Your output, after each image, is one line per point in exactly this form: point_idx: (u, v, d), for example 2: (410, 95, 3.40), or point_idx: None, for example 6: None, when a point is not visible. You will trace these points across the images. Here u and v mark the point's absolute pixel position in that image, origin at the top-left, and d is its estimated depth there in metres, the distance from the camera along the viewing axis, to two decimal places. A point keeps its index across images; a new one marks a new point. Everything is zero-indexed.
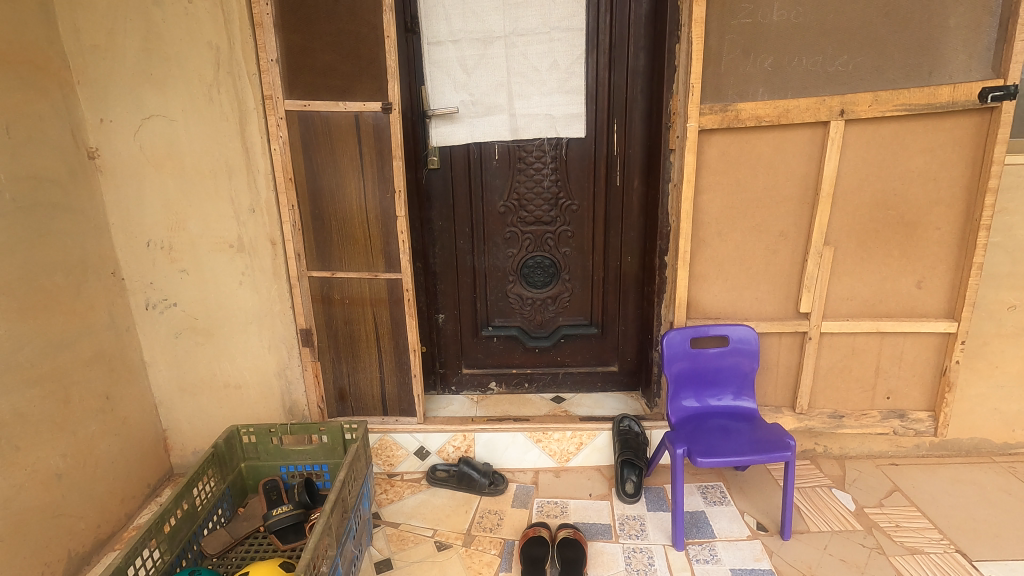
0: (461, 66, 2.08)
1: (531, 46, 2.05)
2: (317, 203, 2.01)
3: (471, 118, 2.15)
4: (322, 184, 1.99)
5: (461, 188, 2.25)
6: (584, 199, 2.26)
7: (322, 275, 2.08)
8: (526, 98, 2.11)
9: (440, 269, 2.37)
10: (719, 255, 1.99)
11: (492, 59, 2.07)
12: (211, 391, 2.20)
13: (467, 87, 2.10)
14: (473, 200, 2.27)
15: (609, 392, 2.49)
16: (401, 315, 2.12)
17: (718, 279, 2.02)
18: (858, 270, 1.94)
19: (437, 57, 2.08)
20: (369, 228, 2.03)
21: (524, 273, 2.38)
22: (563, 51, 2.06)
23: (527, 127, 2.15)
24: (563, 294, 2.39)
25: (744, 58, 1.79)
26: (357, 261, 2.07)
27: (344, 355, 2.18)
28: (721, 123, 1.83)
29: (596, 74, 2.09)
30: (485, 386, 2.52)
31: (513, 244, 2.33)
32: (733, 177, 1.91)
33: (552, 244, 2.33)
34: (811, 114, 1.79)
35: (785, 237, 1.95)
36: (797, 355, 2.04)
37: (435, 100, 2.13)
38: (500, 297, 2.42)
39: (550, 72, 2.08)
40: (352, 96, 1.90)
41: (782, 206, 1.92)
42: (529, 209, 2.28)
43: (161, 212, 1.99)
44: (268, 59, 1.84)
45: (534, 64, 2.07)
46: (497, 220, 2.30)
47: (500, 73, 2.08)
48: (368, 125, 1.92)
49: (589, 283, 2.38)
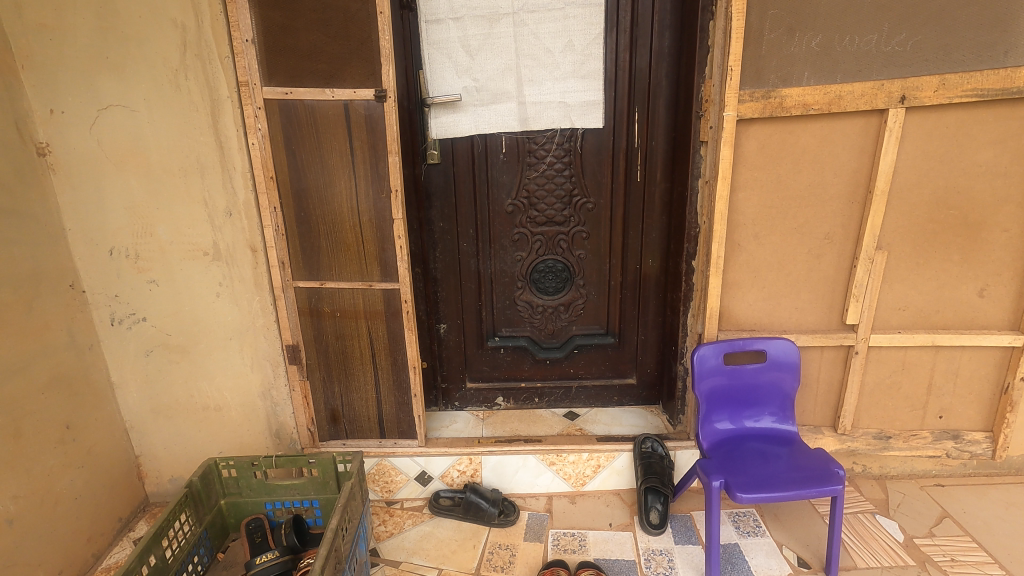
0: (463, 48, 1.84)
1: (543, 24, 1.81)
2: (302, 205, 1.75)
3: (474, 106, 1.91)
4: (307, 182, 1.73)
5: (464, 185, 2.02)
6: (600, 196, 2.04)
7: (309, 286, 1.83)
8: (537, 83, 1.88)
9: (441, 274, 2.13)
10: (756, 260, 1.78)
11: (499, 40, 1.83)
12: (188, 414, 1.98)
13: (470, 71, 1.87)
14: (477, 198, 2.04)
15: (626, 407, 2.29)
16: (400, 330, 1.88)
17: (755, 287, 1.81)
18: (914, 277, 1.72)
19: (434, 39, 1.84)
20: (362, 233, 1.77)
21: (533, 279, 2.15)
22: (579, 29, 1.82)
23: (538, 117, 1.91)
24: (577, 301, 2.17)
25: (789, 37, 1.58)
26: (349, 270, 1.81)
27: (336, 373, 1.94)
28: (763, 111, 1.62)
29: (615, 55, 1.87)
30: (490, 401, 2.29)
31: (523, 248, 2.11)
32: (774, 172, 1.69)
33: (566, 246, 2.10)
34: (866, 101, 1.58)
35: (831, 240, 1.73)
36: (840, 370, 1.83)
37: (434, 86, 1.89)
38: (507, 305, 2.19)
39: (564, 55, 1.84)
40: (339, 80, 1.64)
41: (829, 205, 1.70)
42: (540, 208, 2.05)
43: (125, 217, 1.75)
44: (242, 39, 1.59)
45: (546, 44, 1.83)
46: (505, 221, 2.07)
47: (509, 55, 1.84)
48: (359, 115, 1.66)
49: (605, 288, 2.16)
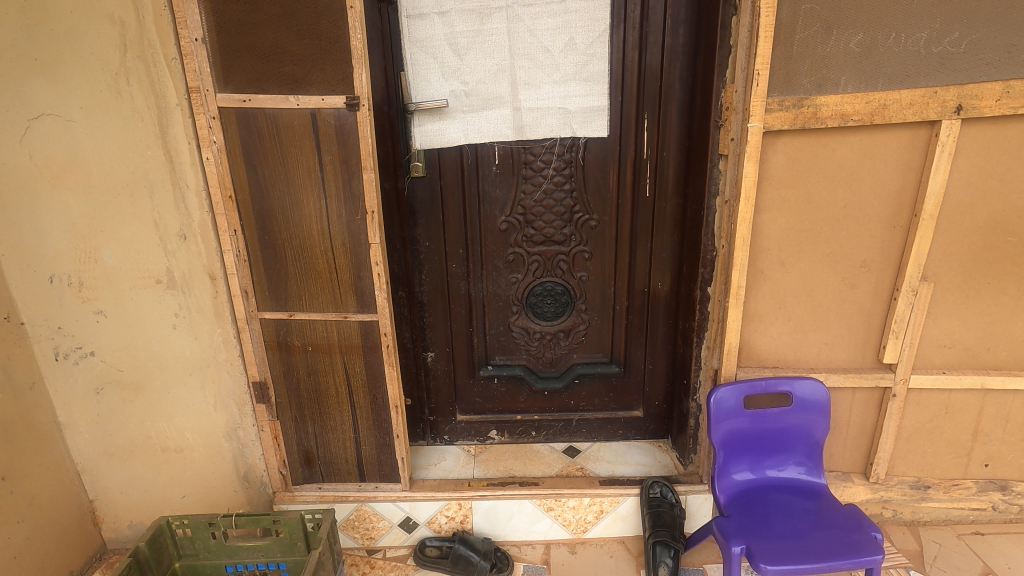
0: (450, 47, 1.62)
1: (540, 20, 1.59)
2: (266, 228, 1.54)
3: (463, 113, 1.69)
4: (270, 202, 1.51)
5: (453, 201, 1.81)
6: (605, 212, 1.83)
7: (276, 317, 1.62)
8: (534, 87, 1.66)
9: (427, 298, 1.92)
10: (781, 290, 1.57)
11: (491, 38, 1.61)
12: (146, 455, 1.78)
13: (458, 72, 1.64)
14: (468, 215, 1.83)
15: (632, 441, 2.09)
16: (379, 365, 1.68)
17: (779, 320, 1.60)
18: (962, 311, 1.51)
19: (416, 37, 1.62)
20: (334, 259, 1.56)
21: (530, 303, 1.94)
22: (581, 25, 1.60)
23: (534, 125, 1.70)
24: (578, 327, 1.97)
25: (826, 36, 1.36)
26: (321, 299, 1.60)
27: (309, 412, 1.74)
28: (794, 122, 1.40)
29: (621, 55, 1.65)
30: (483, 434, 2.10)
31: (518, 269, 1.90)
32: (805, 192, 1.48)
33: (566, 267, 1.89)
34: (916, 111, 1.36)
35: (868, 268, 1.52)
36: (874, 413, 1.63)
37: (417, 90, 1.67)
38: (501, 331, 1.98)
39: (564, 55, 1.63)
40: (304, 85, 1.41)
41: (867, 229, 1.49)
42: (538, 226, 1.84)
43: (65, 240, 1.54)
44: (190, 38, 1.36)
45: (543, 43, 1.62)
46: (498, 239, 1.86)
47: (502, 55, 1.63)
48: (328, 125, 1.43)
49: (609, 313, 1.96)
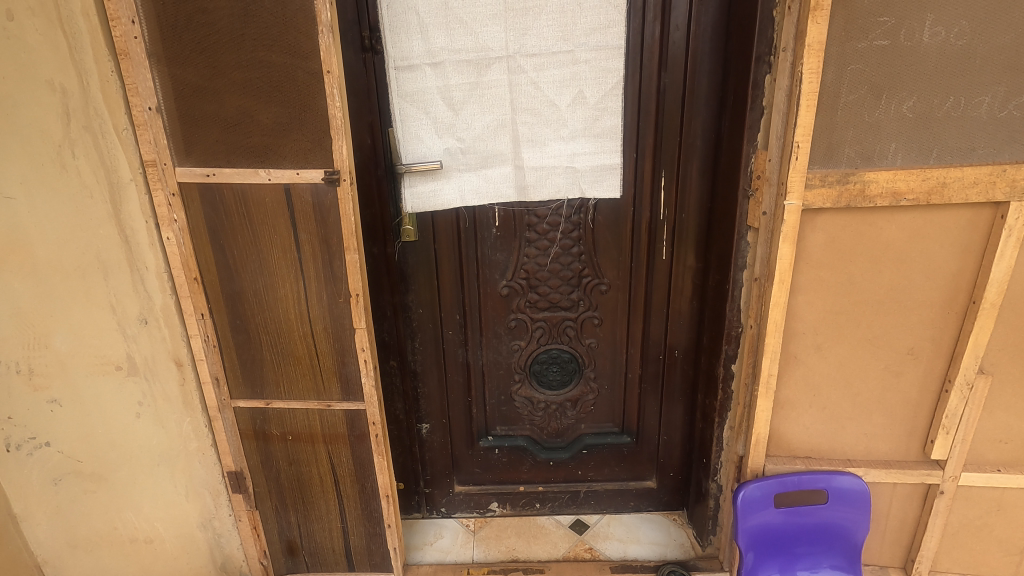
0: (444, 101, 1.44)
1: (545, 71, 1.42)
2: (237, 311, 1.36)
3: (460, 172, 1.51)
4: (242, 284, 1.33)
5: (449, 265, 1.64)
6: (616, 276, 1.66)
7: (252, 406, 1.45)
8: (538, 144, 1.48)
9: (421, 367, 1.76)
10: (816, 376, 1.40)
11: (490, 91, 1.44)
12: (112, 547, 1.58)
13: (453, 129, 1.46)
14: (465, 280, 1.66)
15: (644, 514, 1.94)
16: (368, 454, 1.51)
17: (813, 408, 1.43)
18: (1021, 404, 1.35)
19: (407, 90, 1.43)
20: (315, 345, 1.38)
21: (534, 371, 1.77)
22: (590, 78, 1.43)
23: (539, 185, 1.52)
24: (586, 397, 1.80)
25: (875, 103, 1.18)
26: (301, 387, 1.43)
27: (292, 502, 1.58)
28: (838, 200, 1.22)
29: (634, 109, 1.48)
30: (483, 506, 1.94)
31: (521, 336, 1.73)
32: (848, 273, 1.30)
33: (573, 334, 1.73)
34: (978, 190, 1.19)
35: (916, 356, 1.35)
36: (917, 509, 1.47)
37: (407, 147, 1.48)
38: (502, 400, 1.81)
39: (572, 110, 1.45)
40: (277, 158, 1.23)
41: (917, 315, 1.31)
42: (543, 291, 1.67)
43: (11, 326, 1.33)
44: (143, 107, 1.18)
45: (549, 96, 1.44)
46: (499, 305, 1.69)
47: (503, 110, 1.45)
48: (305, 202, 1.26)
49: (621, 381, 1.79)
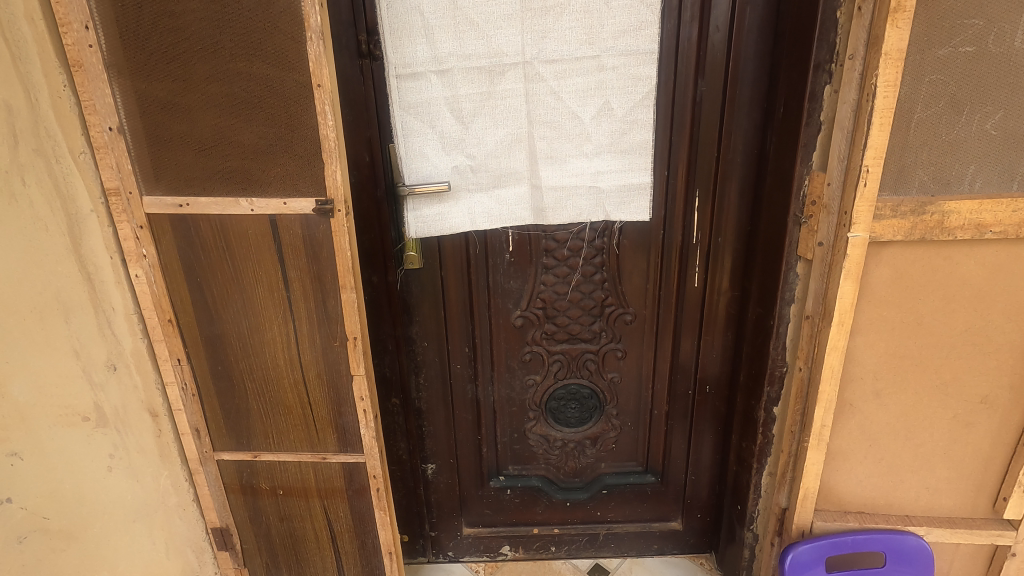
0: (453, 114, 1.27)
1: (567, 79, 1.25)
2: (219, 356, 1.20)
3: (469, 193, 1.34)
4: (223, 326, 1.17)
5: (457, 294, 1.47)
6: (643, 305, 1.50)
7: (238, 458, 1.29)
8: (558, 162, 1.31)
9: (427, 404, 1.60)
10: (874, 425, 1.24)
11: (504, 102, 1.27)
12: None
13: (463, 145, 1.30)
14: (475, 310, 1.49)
15: (668, 557, 1.79)
16: (369, 510, 1.35)
17: (869, 460, 1.27)
18: None
19: (409, 101, 1.26)
20: (308, 393, 1.22)
21: (550, 407, 1.61)
22: (618, 87, 1.25)
23: (558, 207, 1.35)
24: (607, 434, 1.64)
25: (956, 120, 1.02)
26: (293, 438, 1.27)
27: (284, 560, 1.42)
28: (911, 231, 1.06)
29: (666, 122, 1.31)
30: (494, 550, 1.79)
31: (536, 370, 1.57)
32: (916, 312, 1.14)
33: (594, 368, 1.57)
34: None
35: (988, 404, 1.19)
36: (981, 569, 1.32)
37: (411, 166, 1.31)
38: (515, 438, 1.66)
39: (597, 123, 1.28)
40: (260, 184, 1.06)
41: (992, 359, 1.16)
42: (561, 322, 1.51)
43: None
44: (102, 128, 1.01)
45: (572, 108, 1.27)
46: (512, 337, 1.53)
47: (518, 123, 1.28)
48: (294, 234, 1.09)
49: (645, 417, 1.63)
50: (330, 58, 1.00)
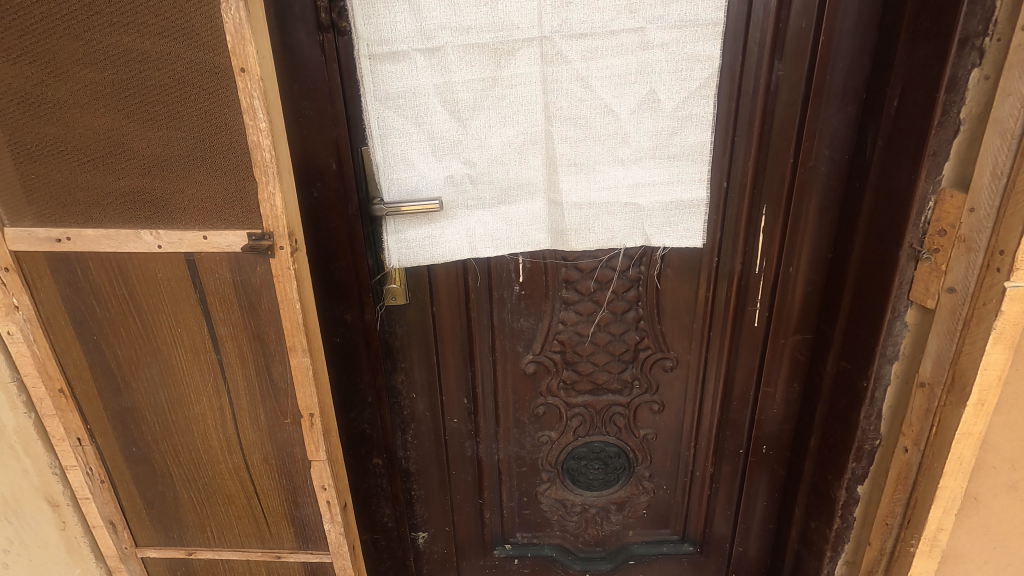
0: (446, 107, 0.96)
1: (600, 61, 0.93)
2: (133, 434, 0.89)
3: (468, 210, 1.03)
4: (134, 397, 0.87)
5: (454, 334, 1.17)
6: (687, 349, 1.19)
7: (168, 557, 0.99)
8: (585, 171, 1.00)
9: (416, 464, 1.30)
10: (1002, 523, 0.95)
11: (515, 92, 0.96)
12: None
13: (459, 148, 0.99)
14: (476, 354, 1.19)
15: None
16: None
17: (991, 563, 0.98)
18: None
19: (387, 89, 0.95)
20: (253, 479, 0.92)
21: (568, 468, 1.31)
22: (668, 71, 0.93)
23: (584, 229, 1.04)
24: (637, 499, 1.35)
25: None
26: (239, 532, 0.97)
27: None
28: None
29: (728, 118, 0.99)
30: None
31: (551, 426, 1.27)
32: None
33: (623, 423, 1.26)
34: None
35: None
36: None
37: (389, 175, 1.00)
38: (525, 503, 1.36)
39: (636, 120, 0.96)
40: (169, 211, 0.75)
41: None
42: (584, 370, 1.20)
43: None
44: None
45: (604, 99, 0.96)
46: (522, 386, 1.23)
47: (533, 120, 0.97)
48: (220, 279, 0.78)
49: (684, 480, 1.33)
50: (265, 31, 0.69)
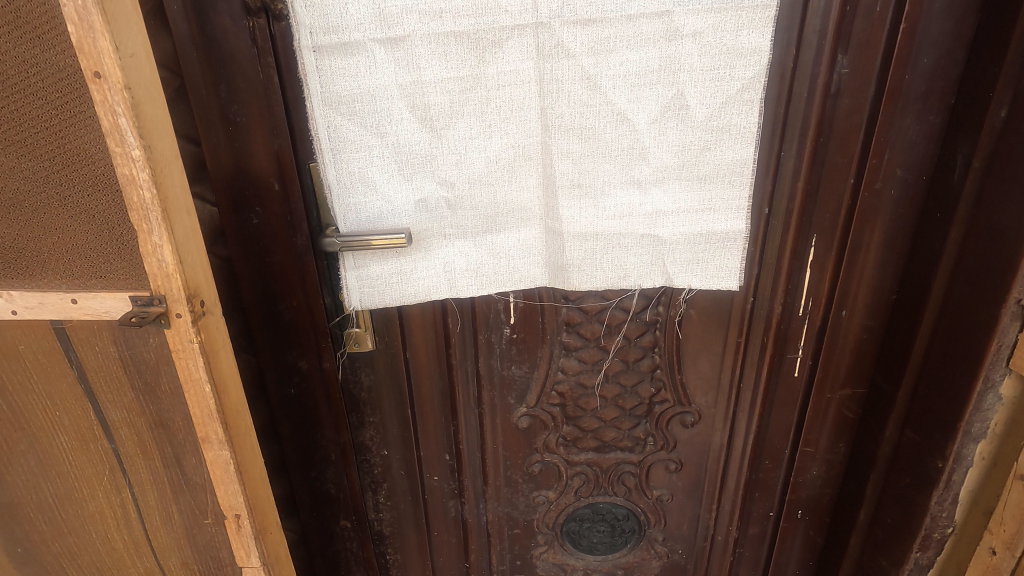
0: (414, 113, 0.76)
1: (611, 55, 0.72)
2: (13, 536, 0.70)
3: (445, 241, 0.83)
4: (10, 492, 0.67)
5: (432, 384, 0.97)
6: (711, 401, 0.99)
7: None
8: (592, 194, 0.79)
9: (391, 526, 1.11)
10: None
11: (502, 94, 0.75)
12: None
13: (432, 165, 0.78)
14: (459, 405, 1.00)
15: None
16: None
17: None
18: None
19: (339, 91, 0.74)
20: None
21: (568, 531, 1.12)
22: (701, 68, 0.72)
23: (590, 264, 0.83)
24: (648, 564, 1.16)
25: None
26: None
27: None
28: None
29: (773, 129, 0.78)
30: None
31: (548, 485, 1.08)
32: None
33: (633, 483, 1.07)
34: None
35: None
36: None
37: (345, 199, 0.79)
38: (517, 568, 1.17)
39: (657, 130, 0.75)
40: (27, 266, 0.56)
41: None
42: (588, 424, 1.00)
43: None
44: None
45: (617, 104, 0.75)
46: (515, 441, 1.03)
47: (526, 130, 0.77)
48: (101, 353, 0.59)
49: (703, 545, 1.14)
50: (138, 19, 0.49)
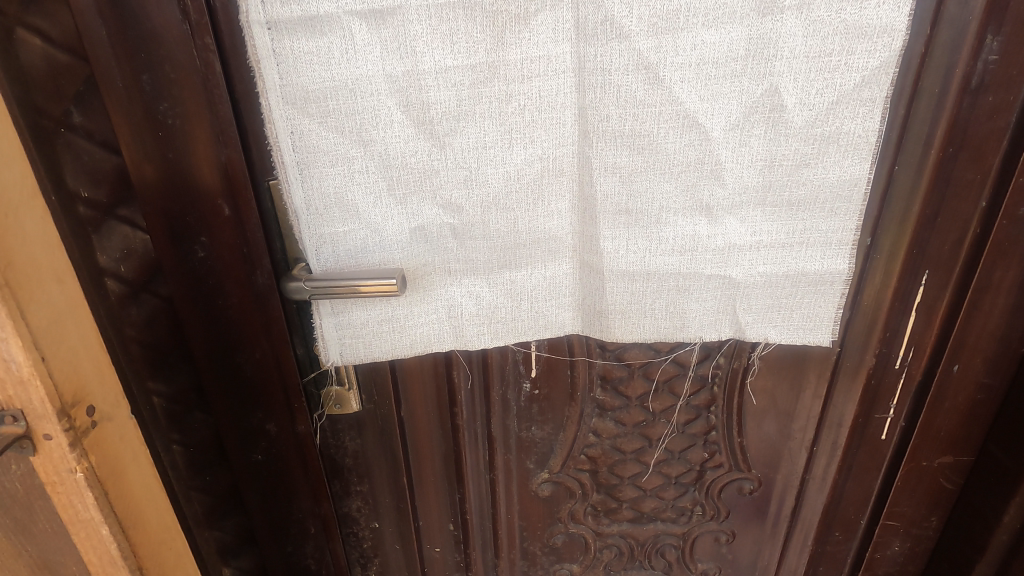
0: (409, 114, 0.56)
1: (682, 35, 0.53)
2: None
3: (449, 280, 0.63)
4: None
5: (433, 446, 0.79)
6: (777, 465, 0.81)
7: None
8: (645, 222, 0.60)
9: None
10: None
11: (529, 88, 0.55)
12: None
13: (432, 183, 0.59)
14: (467, 471, 0.81)
15: None
16: None
17: None
18: None
19: (305, 84, 0.54)
20: None
21: None
22: (805, 54, 0.53)
23: (640, 311, 0.64)
24: None
25: None
26: None
27: None
28: None
29: (887, 137, 0.59)
30: None
31: (572, 559, 0.89)
32: None
33: (675, 556, 0.89)
34: None
35: None
36: None
37: (317, 227, 0.60)
38: None
39: (737, 139, 0.56)
40: None
41: None
42: (624, 494, 0.83)
43: None
44: None
45: (686, 102, 0.55)
46: (534, 510, 0.85)
47: (559, 136, 0.57)
48: None
49: None
50: None
